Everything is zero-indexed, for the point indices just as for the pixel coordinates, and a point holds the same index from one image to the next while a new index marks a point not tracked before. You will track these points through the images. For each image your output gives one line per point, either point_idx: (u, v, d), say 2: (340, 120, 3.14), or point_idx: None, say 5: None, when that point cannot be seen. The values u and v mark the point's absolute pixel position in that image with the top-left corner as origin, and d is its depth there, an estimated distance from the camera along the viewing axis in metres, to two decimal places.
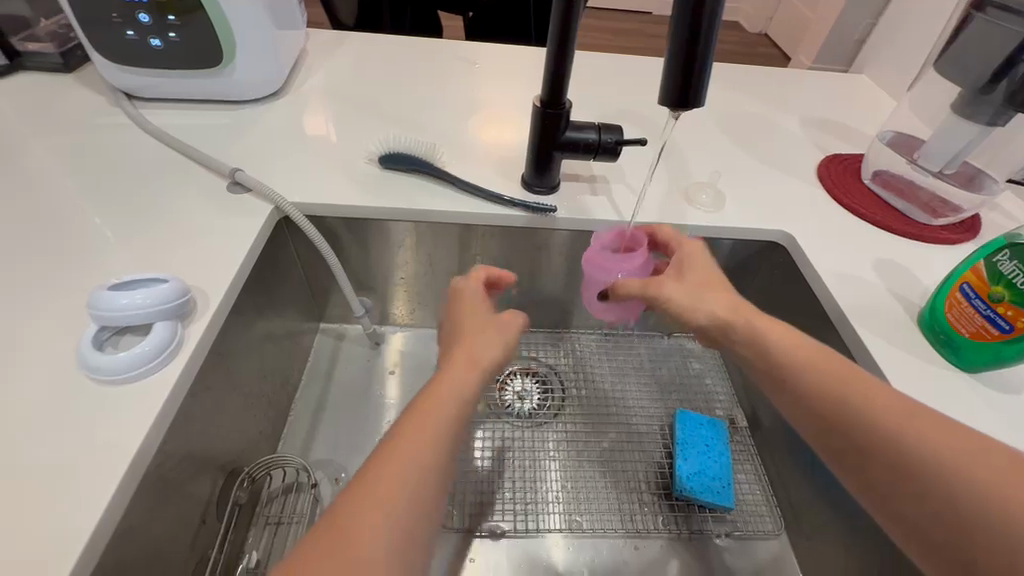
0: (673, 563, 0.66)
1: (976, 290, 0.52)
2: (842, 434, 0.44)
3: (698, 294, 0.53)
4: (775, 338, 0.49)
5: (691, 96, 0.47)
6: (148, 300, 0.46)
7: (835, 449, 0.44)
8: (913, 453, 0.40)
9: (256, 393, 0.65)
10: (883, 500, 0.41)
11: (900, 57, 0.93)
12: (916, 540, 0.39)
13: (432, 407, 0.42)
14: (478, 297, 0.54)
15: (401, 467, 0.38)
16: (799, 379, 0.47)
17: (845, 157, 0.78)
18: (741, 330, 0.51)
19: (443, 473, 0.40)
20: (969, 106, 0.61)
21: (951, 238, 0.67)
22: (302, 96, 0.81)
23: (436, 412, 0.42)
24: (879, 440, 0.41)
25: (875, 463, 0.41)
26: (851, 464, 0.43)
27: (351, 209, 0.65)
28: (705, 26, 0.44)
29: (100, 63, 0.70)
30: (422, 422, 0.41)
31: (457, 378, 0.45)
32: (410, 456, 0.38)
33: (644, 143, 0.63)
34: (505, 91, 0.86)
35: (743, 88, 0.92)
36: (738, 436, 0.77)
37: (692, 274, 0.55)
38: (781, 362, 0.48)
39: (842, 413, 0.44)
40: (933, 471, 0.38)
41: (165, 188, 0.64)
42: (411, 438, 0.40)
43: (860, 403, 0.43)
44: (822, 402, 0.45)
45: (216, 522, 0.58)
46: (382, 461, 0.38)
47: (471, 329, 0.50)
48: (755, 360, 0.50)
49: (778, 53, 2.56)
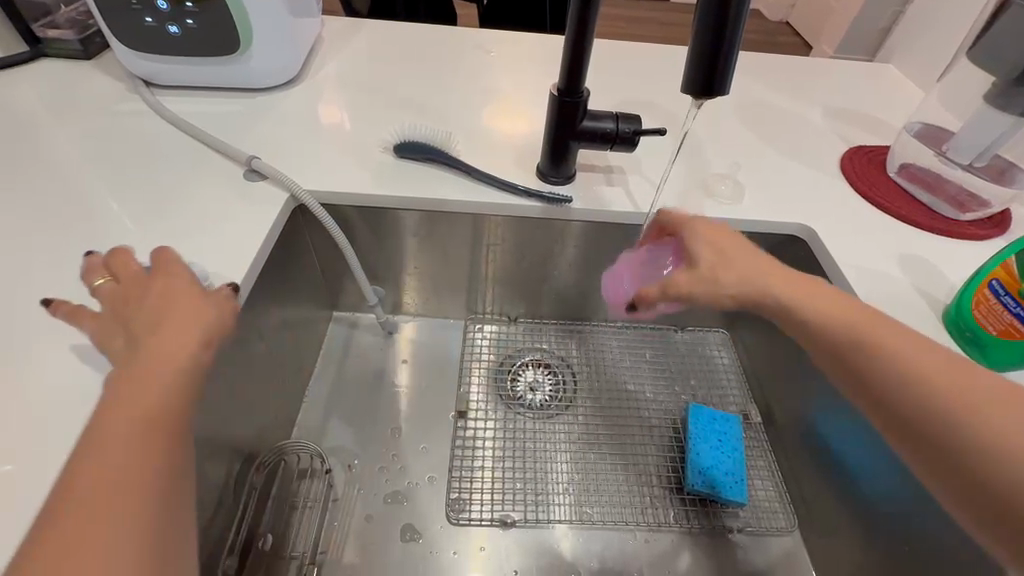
0: (683, 555, 0.65)
1: (1006, 287, 0.51)
2: (885, 398, 0.41)
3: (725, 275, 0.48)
4: (810, 311, 0.45)
5: (715, 83, 0.46)
6: None
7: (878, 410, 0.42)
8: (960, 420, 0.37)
9: (271, 378, 0.66)
10: (923, 461, 0.39)
11: (929, 46, 0.90)
12: (957, 502, 0.38)
13: (138, 376, 0.36)
14: (133, 283, 0.43)
15: (110, 449, 0.33)
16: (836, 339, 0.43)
17: (868, 149, 0.76)
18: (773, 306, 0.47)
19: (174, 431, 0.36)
20: (1003, 97, 0.60)
21: (979, 234, 0.65)
22: (317, 84, 0.81)
23: (152, 376, 0.36)
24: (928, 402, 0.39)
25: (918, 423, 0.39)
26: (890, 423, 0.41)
27: (366, 198, 0.65)
28: (735, 10, 0.42)
29: (120, 49, 0.70)
30: (135, 388, 0.36)
31: (170, 351, 0.38)
32: (121, 430, 0.34)
33: (662, 133, 0.62)
34: (520, 80, 0.85)
35: (765, 78, 0.90)
36: (751, 431, 0.76)
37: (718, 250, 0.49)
38: (829, 333, 0.44)
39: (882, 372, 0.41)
40: (979, 436, 0.36)
41: (183, 175, 0.64)
42: (129, 409, 0.35)
43: (911, 362, 0.40)
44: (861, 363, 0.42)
45: (233, 505, 0.60)
46: (95, 441, 0.34)
47: (162, 302, 0.41)
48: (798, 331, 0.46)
49: (799, 42, 2.49)
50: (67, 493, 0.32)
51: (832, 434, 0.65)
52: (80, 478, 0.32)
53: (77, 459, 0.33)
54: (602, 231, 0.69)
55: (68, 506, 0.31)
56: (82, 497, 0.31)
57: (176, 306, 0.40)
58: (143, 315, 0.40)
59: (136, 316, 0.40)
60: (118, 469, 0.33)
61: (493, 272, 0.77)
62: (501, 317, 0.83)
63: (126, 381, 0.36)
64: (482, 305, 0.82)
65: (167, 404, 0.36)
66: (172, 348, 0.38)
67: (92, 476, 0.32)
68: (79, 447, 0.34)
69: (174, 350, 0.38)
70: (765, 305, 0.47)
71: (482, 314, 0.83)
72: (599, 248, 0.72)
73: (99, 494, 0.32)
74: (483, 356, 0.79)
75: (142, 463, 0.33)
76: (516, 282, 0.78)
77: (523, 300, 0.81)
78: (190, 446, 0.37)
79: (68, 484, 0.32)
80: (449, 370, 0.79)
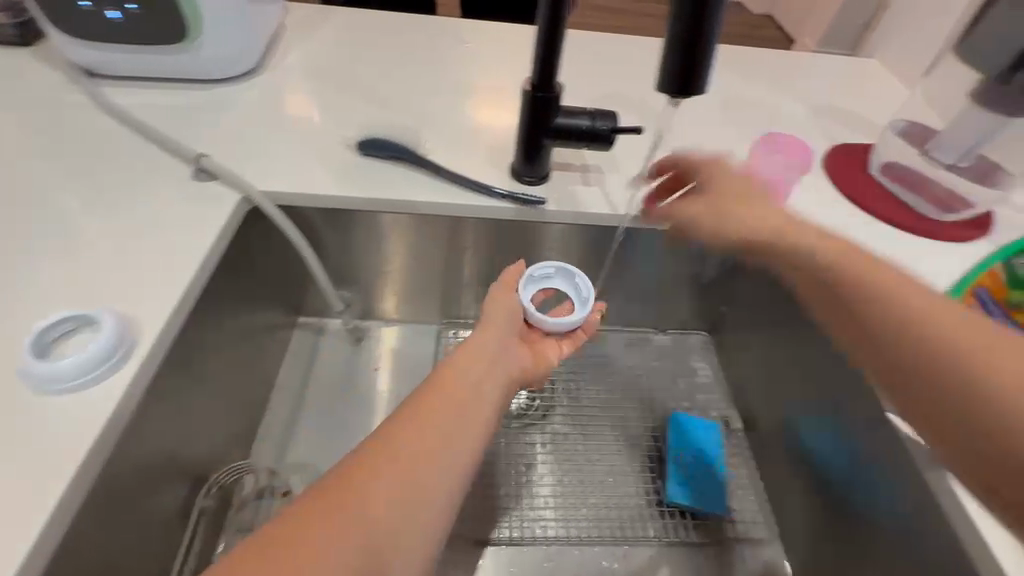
0: (662, 570, 0.63)
1: (992, 296, 0.50)
2: (863, 322, 0.42)
3: (731, 211, 0.52)
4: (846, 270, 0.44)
5: (693, 80, 0.43)
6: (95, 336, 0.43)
7: (859, 334, 0.43)
8: (943, 359, 0.38)
9: (226, 392, 0.62)
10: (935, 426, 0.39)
11: (911, 42, 0.88)
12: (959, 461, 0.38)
13: (455, 387, 0.45)
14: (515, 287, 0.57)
15: (375, 474, 0.37)
16: (833, 265, 0.45)
17: (852, 147, 0.73)
18: (775, 236, 0.49)
19: (441, 463, 0.40)
20: (987, 96, 0.58)
21: (964, 236, 0.63)
22: (277, 75, 0.76)
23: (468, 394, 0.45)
24: (912, 330, 0.39)
25: (886, 343, 0.41)
26: (865, 343, 0.42)
27: (328, 200, 0.62)
28: (712, 10, 0.40)
29: (56, 36, 0.65)
30: (446, 404, 0.43)
31: (467, 375, 0.46)
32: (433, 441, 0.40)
33: (640, 131, 0.59)
34: (495, 72, 0.81)
35: (748, 72, 0.87)
36: (732, 439, 0.73)
37: (725, 195, 0.54)
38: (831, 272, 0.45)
39: (869, 305, 0.42)
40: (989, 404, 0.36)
41: (127, 173, 0.59)
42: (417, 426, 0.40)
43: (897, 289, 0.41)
44: (851, 289, 0.43)
45: (178, 532, 0.55)
46: (370, 462, 0.37)
47: (504, 300, 0.55)
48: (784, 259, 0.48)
49: (783, 36, 2.46)
50: (340, 479, 0.36)
51: (815, 439, 0.64)
52: (376, 471, 0.37)
53: (383, 443, 0.39)
54: (580, 233, 0.66)
55: (345, 496, 0.35)
56: (353, 490, 0.36)
57: (493, 303, 0.55)
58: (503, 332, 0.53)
59: (489, 319, 0.54)
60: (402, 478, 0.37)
61: (468, 275, 0.73)
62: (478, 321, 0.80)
63: (437, 393, 0.44)
64: (457, 310, 0.78)
65: (417, 461, 0.39)
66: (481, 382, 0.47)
67: (379, 471, 0.37)
68: (382, 433, 0.39)
69: (485, 381, 0.48)
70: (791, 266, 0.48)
71: (460, 318, 0.79)
72: (579, 251, 0.69)
73: (366, 494, 0.36)
74: None
75: (384, 505, 0.36)
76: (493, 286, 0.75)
77: None
78: (430, 481, 0.38)
79: (326, 495, 0.35)
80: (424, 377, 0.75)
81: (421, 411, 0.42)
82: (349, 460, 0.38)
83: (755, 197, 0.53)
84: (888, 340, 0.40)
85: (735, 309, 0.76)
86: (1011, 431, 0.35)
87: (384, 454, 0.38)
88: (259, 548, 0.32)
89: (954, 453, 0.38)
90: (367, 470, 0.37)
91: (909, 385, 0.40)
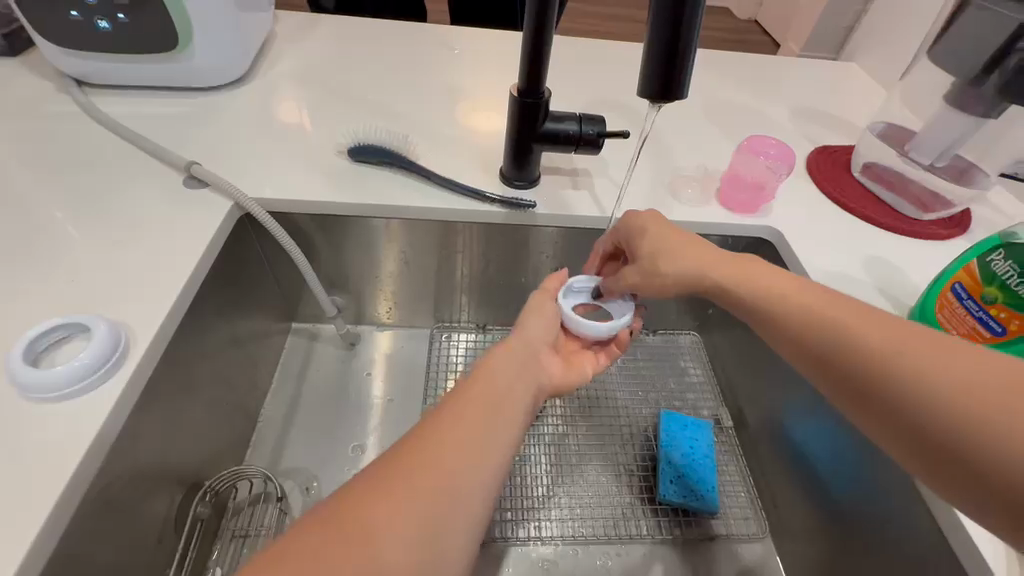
0: (655, 566, 0.64)
1: (968, 291, 0.52)
2: (822, 364, 0.42)
3: (660, 264, 0.51)
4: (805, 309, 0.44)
5: (673, 86, 0.44)
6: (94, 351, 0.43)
7: (822, 372, 0.42)
8: (911, 394, 0.37)
9: (219, 399, 0.62)
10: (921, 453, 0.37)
11: (888, 46, 0.91)
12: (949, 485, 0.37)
13: (500, 387, 0.43)
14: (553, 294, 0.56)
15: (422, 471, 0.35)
16: (778, 309, 0.45)
17: (833, 149, 0.75)
18: (716, 283, 0.49)
19: (490, 462, 0.38)
20: (961, 98, 0.59)
21: (943, 233, 0.65)
22: (268, 83, 0.76)
23: (504, 400, 0.42)
24: (864, 363, 0.40)
25: (851, 381, 0.40)
26: (830, 381, 0.42)
27: (319, 206, 0.62)
28: (689, 14, 0.41)
29: (45, 46, 0.65)
30: (482, 408, 0.40)
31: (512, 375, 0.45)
32: (468, 444, 0.37)
33: (626, 135, 0.60)
34: (484, 78, 0.82)
35: (731, 76, 0.89)
36: (722, 436, 0.75)
37: (646, 248, 0.53)
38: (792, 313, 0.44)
39: (821, 345, 0.42)
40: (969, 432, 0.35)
41: (117, 182, 0.59)
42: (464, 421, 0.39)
43: (842, 322, 0.42)
44: (799, 331, 0.43)
45: (174, 540, 0.55)
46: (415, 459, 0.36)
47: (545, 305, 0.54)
48: (734, 307, 0.48)
49: (768, 40, 2.50)
50: (370, 485, 0.34)
51: (801, 434, 0.65)
52: (411, 479, 0.34)
53: (417, 449, 0.36)
54: (569, 236, 0.67)
55: (376, 503, 0.33)
56: (385, 498, 0.33)
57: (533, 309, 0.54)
58: (536, 338, 0.50)
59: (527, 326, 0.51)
60: (437, 485, 0.35)
61: (461, 278, 0.74)
62: (470, 325, 0.80)
63: (472, 398, 0.41)
64: (450, 314, 0.79)
65: (465, 457, 0.37)
66: (515, 384, 0.44)
67: (413, 478, 0.34)
68: (416, 439, 0.37)
69: (518, 384, 0.44)
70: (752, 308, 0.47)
71: (452, 322, 0.80)
72: (569, 254, 0.70)
73: (401, 502, 0.33)
74: (457, 366, 0.75)
75: (429, 504, 0.34)
76: (485, 289, 0.76)
77: (493, 308, 0.78)
78: (477, 481, 0.37)
79: (373, 489, 0.34)
80: (418, 381, 0.76)
81: (467, 405, 0.40)
82: (382, 465, 0.35)
83: (674, 239, 0.52)
84: (848, 381, 0.40)
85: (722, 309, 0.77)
86: (982, 449, 0.34)
87: (416, 459, 0.35)
88: (309, 542, 0.31)
89: (939, 478, 0.37)
90: (401, 477, 0.34)
91: (890, 418, 0.38)
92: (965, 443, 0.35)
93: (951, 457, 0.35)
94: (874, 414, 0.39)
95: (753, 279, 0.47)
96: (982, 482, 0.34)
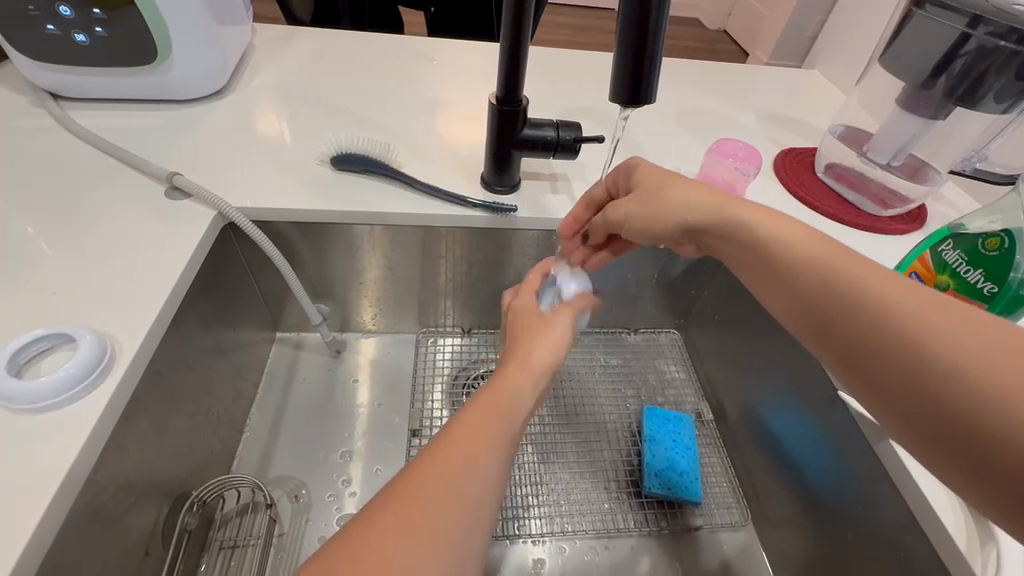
0: (643, 561, 0.66)
1: (923, 279, 0.55)
2: (824, 320, 0.41)
3: (669, 203, 0.51)
4: (798, 249, 0.43)
5: (641, 91, 0.46)
6: (75, 368, 0.42)
7: (813, 331, 0.42)
8: (902, 349, 0.36)
9: (204, 410, 0.62)
10: (913, 426, 0.35)
11: (844, 54, 0.96)
12: (930, 458, 0.34)
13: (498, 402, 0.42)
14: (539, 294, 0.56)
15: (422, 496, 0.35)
16: (787, 257, 0.44)
17: (799, 151, 0.79)
18: (726, 229, 0.48)
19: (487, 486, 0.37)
20: (912, 100, 0.63)
21: (900, 228, 0.68)
22: (248, 95, 0.77)
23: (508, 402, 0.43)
24: (869, 316, 0.38)
25: (846, 340, 0.39)
26: (823, 342, 0.41)
27: (304, 215, 0.63)
28: (651, 47, 0.45)
29: (22, 61, 0.65)
30: (482, 427, 0.40)
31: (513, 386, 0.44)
32: (475, 455, 0.38)
33: (601, 139, 0.62)
34: (463, 88, 0.84)
35: (700, 84, 0.93)
36: (704, 429, 0.77)
37: (656, 190, 0.53)
38: (795, 264, 0.43)
39: (823, 293, 0.41)
40: (970, 394, 0.32)
41: (98, 195, 0.59)
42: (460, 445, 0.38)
43: (852, 277, 0.40)
44: (805, 282, 0.42)
45: (161, 553, 0.54)
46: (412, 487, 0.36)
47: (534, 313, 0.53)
48: (739, 254, 0.47)
49: (737, 50, 2.59)
50: (373, 521, 0.34)
51: (777, 421, 0.68)
52: (421, 494, 0.35)
53: (416, 478, 0.36)
54: (551, 238, 0.69)
55: (383, 533, 0.33)
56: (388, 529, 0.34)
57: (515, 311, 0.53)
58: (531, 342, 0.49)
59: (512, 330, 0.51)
60: (447, 503, 0.35)
61: (446, 283, 0.75)
62: (456, 329, 0.82)
63: (476, 408, 0.41)
64: (436, 318, 0.80)
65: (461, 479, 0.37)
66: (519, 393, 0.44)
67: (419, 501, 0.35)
68: (427, 456, 0.38)
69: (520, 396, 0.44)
70: (758, 260, 0.46)
71: (437, 326, 0.81)
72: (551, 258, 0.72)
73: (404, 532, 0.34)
74: (444, 368, 0.77)
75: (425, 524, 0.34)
76: (470, 292, 0.77)
77: (477, 311, 0.80)
78: (475, 508, 0.36)
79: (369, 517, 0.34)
80: (405, 385, 0.77)
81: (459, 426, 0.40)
82: (396, 486, 0.36)
83: (689, 184, 0.52)
84: (845, 335, 0.39)
85: (699, 308, 0.80)
86: (983, 412, 0.32)
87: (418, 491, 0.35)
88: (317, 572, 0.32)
89: (926, 446, 0.35)
90: (406, 502, 0.35)
91: (880, 382, 0.37)
92: (970, 410, 0.32)
93: (947, 425, 0.33)
94: (861, 375, 0.38)
95: (753, 216, 0.47)
96: (971, 450, 0.32)
